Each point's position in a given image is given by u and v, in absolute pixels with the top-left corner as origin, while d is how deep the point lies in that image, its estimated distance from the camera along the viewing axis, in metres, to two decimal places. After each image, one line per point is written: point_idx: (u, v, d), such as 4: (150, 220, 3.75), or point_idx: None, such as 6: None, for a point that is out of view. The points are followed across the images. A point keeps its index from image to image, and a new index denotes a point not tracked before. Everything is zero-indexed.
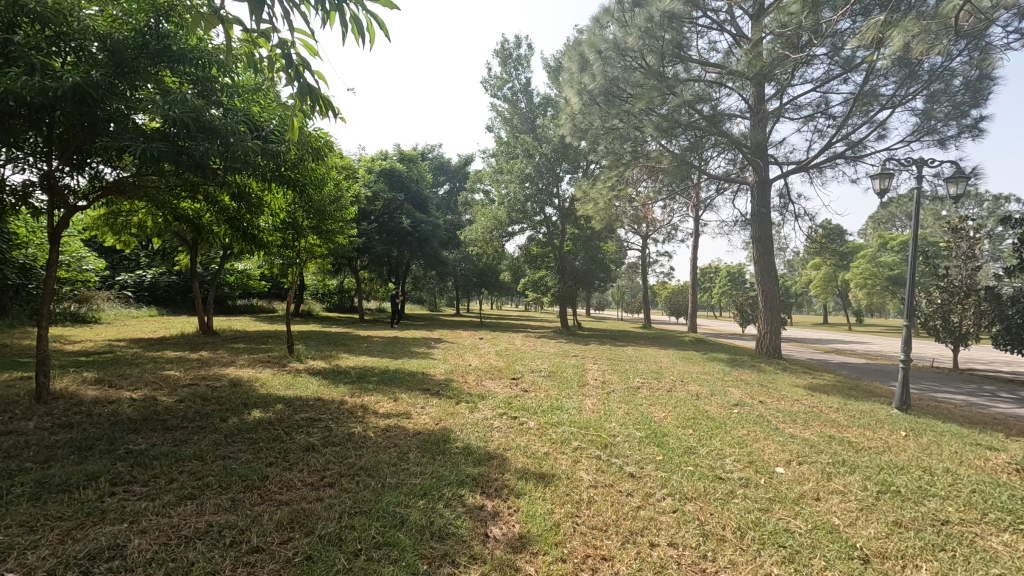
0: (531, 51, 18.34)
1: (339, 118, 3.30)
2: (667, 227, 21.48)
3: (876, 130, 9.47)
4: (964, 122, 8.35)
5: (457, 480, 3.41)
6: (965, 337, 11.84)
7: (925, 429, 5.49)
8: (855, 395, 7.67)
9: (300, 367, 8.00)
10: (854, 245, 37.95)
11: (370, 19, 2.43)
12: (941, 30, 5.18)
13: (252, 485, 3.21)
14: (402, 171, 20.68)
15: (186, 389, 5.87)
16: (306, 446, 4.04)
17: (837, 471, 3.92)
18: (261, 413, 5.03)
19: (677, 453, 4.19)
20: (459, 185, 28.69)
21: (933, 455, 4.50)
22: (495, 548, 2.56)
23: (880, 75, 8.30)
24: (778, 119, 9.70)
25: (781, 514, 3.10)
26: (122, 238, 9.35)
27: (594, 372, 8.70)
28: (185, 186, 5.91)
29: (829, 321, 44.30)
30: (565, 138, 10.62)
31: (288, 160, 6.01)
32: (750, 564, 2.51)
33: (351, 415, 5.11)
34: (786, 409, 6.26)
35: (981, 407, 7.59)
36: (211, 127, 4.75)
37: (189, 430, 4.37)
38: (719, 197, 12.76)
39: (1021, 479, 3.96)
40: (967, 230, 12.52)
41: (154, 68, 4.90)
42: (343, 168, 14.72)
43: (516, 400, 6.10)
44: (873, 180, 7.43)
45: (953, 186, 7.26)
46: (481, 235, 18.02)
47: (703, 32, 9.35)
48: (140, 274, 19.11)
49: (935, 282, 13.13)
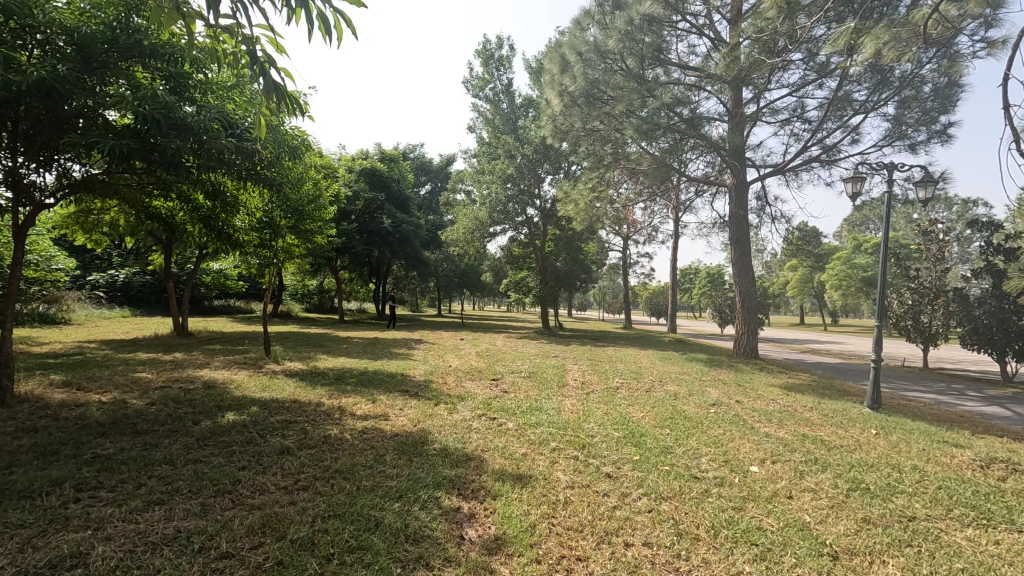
0: (513, 52, 18.32)
1: (308, 114, 3.24)
2: (648, 228, 21.63)
3: (850, 134, 9.68)
4: (934, 128, 8.60)
5: (434, 482, 3.38)
6: (934, 337, 12.11)
7: (895, 427, 5.61)
8: (829, 395, 7.78)
9: (276, 368, 7.89)
10: (829, 248, 38.79)
11: (337, 16, 2.38)
12: (911, 37, 5.29)
13: (223, 489, 3.15)
14: (383, 170, 20.50)
15: (158, 392, 5.74)
16: (280, 448, 3.98)
17: (810, 469, 3.99)
18: (235, 415, 4.95)
19: (654, 453, 4.22)
20: (441, 185, 28.54)
21: (902, 453, 4.60)
22: (470, 551, 2.55)
23: (853, 81, 8.48)
24: (755, 123, 9.84)
25: (754, 513, 3.14)
26: (92, 238, 9.13)
27: (574, 373, 8.73)
28: (158, 183, 5.79)
29: (805, 321, 45.33)
30: (546, 139, 10.65)
31: (264, 158, 5.92)
32: (723, 563, 2.54)
33: (327, 417, 5.06)
34: (762, 409, 6.34)
35: (950, 406, 7.78)
36: (184, 124, 4.64)
37: (160, 434, 4.27)
38: (698, 199, 12.91)
39: (984, 476, 4.07)
40: (937, 232, 12.80)
41: (125, 63, 4.78)
42: (322, 168, 14.55)
43: (495, 401, 6.10)
44: (846, 184, 7.58)
45: (922, 190, 7.44)
46: (462, 235, 17.97)
47: (682, 36, 9.43)
48: (113, 274, 18.68)
49: (906, 282, 13.43)
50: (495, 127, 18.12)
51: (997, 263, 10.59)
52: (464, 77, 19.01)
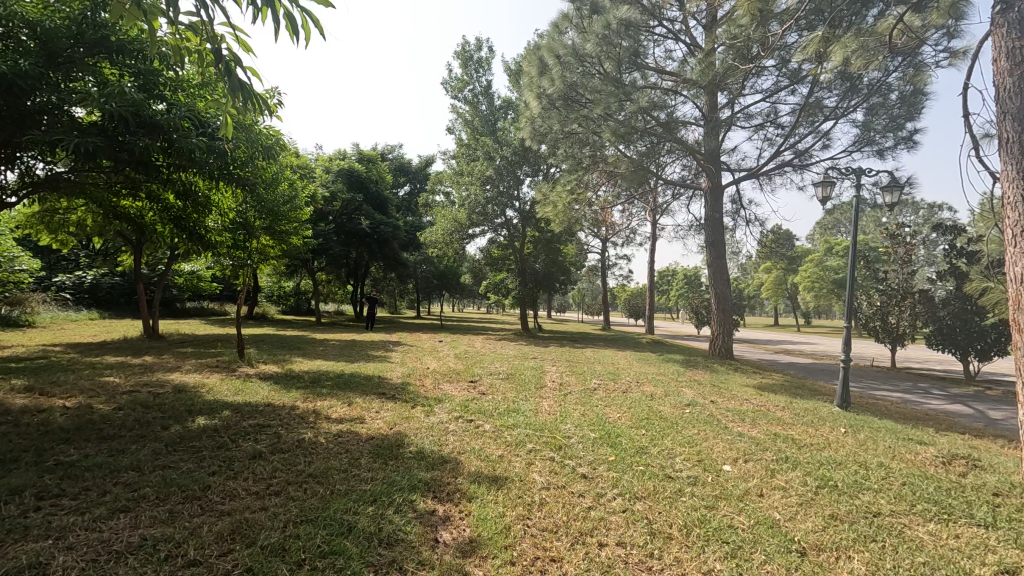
0: (492, 53, 18.33)
1: (274, 113, 3.18)
2: (626, 230, 21.87)
3: (821, 140, 9.90)
4: (900, 134, 8.87)
5: (409, 485, 3.36)
6: (901, 337, 12.46)
7: (863, 425, 5.77)
8: (800, 394, 7.95)
9: (250, 371, 7.74)
10: (801, 250, 39.64)
11: (304, 17, 2.36)
12: (878, 46, 5.46)
13: (192, 496, 3.09)
14: (361, 171, 20.31)
15: (126, 396, 5.60)
16: (253, 453, 3.92)
17: (780, 467, 4.07)
18: (206, 420, 4.84)
19: (630, 453, 4.26)
20: (420, 186, 28.35)
21: (869, 450, 4.73)
22: (444, 554, 2.54)
23: (824, 88, 8.67)
24: (730, 127, 9.99)
25: (726, 511, 3.19)
26: (58, 237, 8.88)
27: (552, 374, 8.79)
28: (126, 182, 5.65)
29: (779, 321, 46.32)
30: (524, 141, 10.69)
31: (235, 158, 5.81)
32: (694, 561, 2.58)
33: (302, 420, 4.99)
34: (736, 408, 6.45)
35: (915, 404, 8.02)
36: (154, 122, 4.55)
37: (127, 439, 4.16)
38: (675, 201, 13.09)
39: (946, 472, 4.21)
40: (904, 236, 13.16)
41: (92, 58, 4.67)
42: (298, 168, 14.37)
43: (472, 403, 6.09)
44: (816, 188, 7.77)
45: (888, 195, 7.65)
46: (441, 237, 17.90)
47: (659, 41, 9.54)
48: (80, 275, 18.18)
49: (875, 284, 13.76)
50: (474, 129, 18.14)
51: (959, 266, 10.96)
52: (443, 78, 18.94)
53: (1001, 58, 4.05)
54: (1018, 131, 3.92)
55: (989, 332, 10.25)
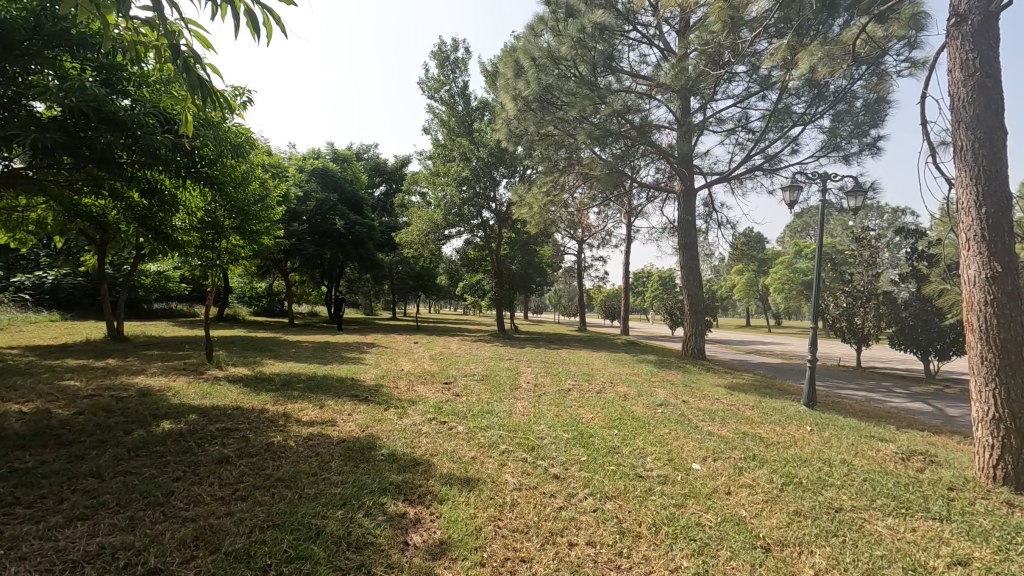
0: (469, 54, 18.32)
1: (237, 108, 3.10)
2: (602, 232, 22.00)
3: (790, 145, 10.15)
4: (865, 140, 9.15)
5: (380, 488, 3.33)
6: (866, 337, 12.84)
7: (828, 423, 5.93)
8: (769, 393, 8.13)
9: (219, 374, 7.57)
10: (772, 252, 40.55)
11: (267, 14, 2.28)
12: (842, 55, 5.60)
13: (154, 502, 3.01)
14: (336, 171, 20.10)
15: (86, 400, 5.42)
16: (219, 457, 3.83)
17: (748, 465, 4.15)
18: (171, 423, 4.73)
19: (601, 453, 4.30)
20: (395, 186, 28.03)
21: (833, 448, 4.86)
22: (413, 556, 2.52)
23: (792, 94, 8.90)
24: (703, 131, 10.17)
25: (694, 509, 3.24)
26: (17, 236, 8.58)
27: (527, 374, 8.83)
28: (87, 180, 5.46)
29: (750, 322, 47.32)
30: (500, 142, 10.69)
31: (203, 156, 5.67)
32: (662, 559, 2.61)
33: (272, 424, 4.89)
34: (707, 408, 6.56)
35: (879, 402, 8.26)
36: (116, 118, 4.40)
37: (87, 445, 4.03)
38: (649, 204, 13.28)
39: (905, 468, 4.35)
40: (869, 239, 13.55)
41: (51, 51, 4.51)
42: (269, 167, 14.11)
43: (446, 405, 6.07)
44: (783, 192, 7.96)
45: (852, 200, 7.87)
46: (416, 237, 17.76)
47: (634, 45, 9.67)
48: (40, 276, 17.63)
49: (841, 285, 14.12)
50: (451, 129, 18.13)
51: (921, 268, 11.34)
52: (419, 78, 18.82)
53: (955, 68, 4.19)
54: (972, 139, 4.07)
55: (948, 333, 10.62)
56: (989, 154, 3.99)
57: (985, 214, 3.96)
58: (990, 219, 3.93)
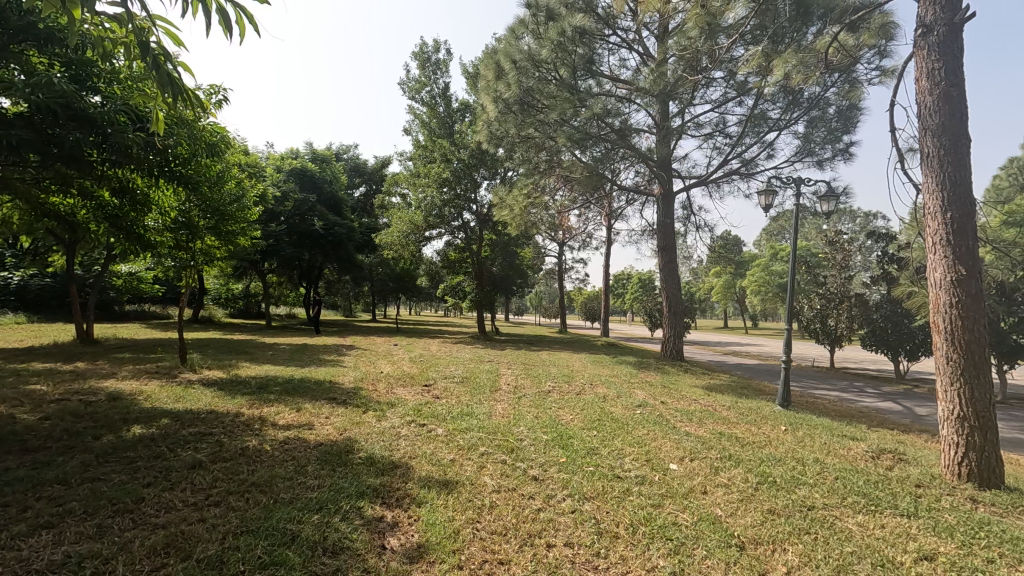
0: (450, 56, 18.28)
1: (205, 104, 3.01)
2: (583, 234, 22.14)
3: (765, 150, 10.34)
4: (838, 146, 9.36)
5: (357, 492, 3.30)
6: (839, 338, 13.14)
7: (801, 422, 6.05)
8: (746, 394, 8.26)
9: (193, 377, 7.40)
10: (749, 255, 41.23)
11: (240, 13, 2.24)
12: (815, 63, 5.71)
13: (123, 509, 2.93)
14: (315, 171, 19.89)
15: (54, 405, 5.27)
16: (192, 462, 3.75)
17: (724, 465, 4.21)
18: (142, 428, 4.62)
19: (580, 454, 4.32)
20: (375, 187, 27.79)
21: (806, 447, 4.96)
22: (391, 560, 2.50)
23: (768, 101, 9.07)
24: (681, 135, 10.29)
25: (671, 509, 3.28)
26: None
27: (508, 376, 8.83)
28: (56, 179, 5.30)
29: (728, 323, 47.90)
30: (480, 144, 10.69)
31: (176, 155, 5.56)
32: (639, 559, 2.64)
33: (246, 428, 4.81)
34: (684, 409, 6.65)
35: (851, 402, 8.44)
36: (86, 116, 4.28)
37: (53, 451, 3.92)
38: (629, 207, 13.39)
39: (875, 466, 4.47)
40: (841, 242, 13.88)
41: (18, 45, 4.37)
42: (246, 167, 13.85)
43: (426, 407, 6.04)
44: (759, 196, 8.10)
45: (825, 205, 8.04)
46: (397, 239, 17.64)
47: (614, 49, 9.76)
48: (5, 277, 17.07)
49: (815, 288, 14.41)
50: (431, 130, 18.05)
51: (891, 271, 11.64)
52: (400, 78, 18.74)
53: (922, 78, 4.32)
54: (938, 146, 4.19)
55: (917, 334, 10.93)
56: (953, 161, 4.12)
57: (950, 218, 4.09)
58: (955, 223, 4.06)
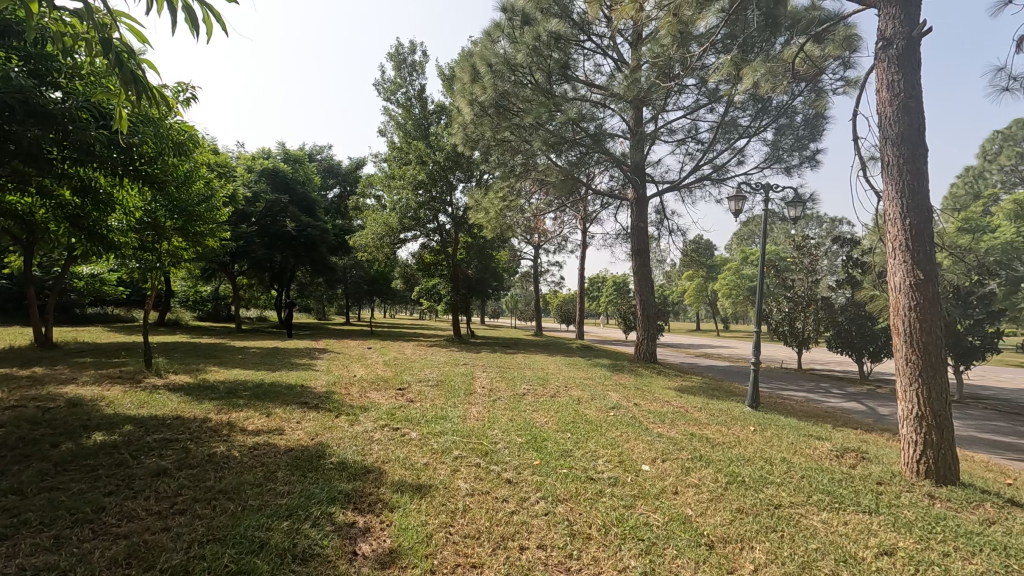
0: (426, 58, 18.19)
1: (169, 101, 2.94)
2: (558, 237, 22.24)
3: (736, 156, 10.57)
4: (805, 154, 9.64)
5: (328, 497, 3.25)
6: (807, 340, 13.48)
7: (770, 423, 6.19)
8: (717, 396, 8.40)
9: (158, 382, 7.20)
10: (721, 259, 42.01)
11: (208, 13, 2.21)
12: (783, 73, 5.87)
13: (83, 519, 2.83)
14: (286, 171, 19.73)
15: (8, 412, 5.06)
16: (156, 469, 3.65)
17: (695, 466, 4.28)
18: (104, 435, 4.47)
19: (554, 457, 4.34)
20: (349, 189, 27.45)
21: (774, 447, 5.07)
22: (362, 566, 2.48)
23: (738, 108, 9.28)
24: (654, 141, 10.45)
25: (642, 509, 3.32)
26: None
27: (483, 379, 8.81)
28: (12, 177, 5.10)
29: (700, 326, 48.61)
30: (456, 146, 10.68)
31: (142, 154, 5.42)
32: (611, 559, 2.66)
33: (214, 434, 4.69)
34: (657, 410, 6.72)
35: (818, 403, 8.68)
36: (47, 112, 4.13)
37: (7, 460, 3.76)
38: (604, 211, 13.52)
39: (839, 464, 4.60)
40: (809, 247, 14.24)
41: None
42: (216, 167, 13.54)
43: (399, 411, 5.98)
44: (729, 201, 8.28)
45: (792, 210, 8.25)
46: (371, 241, 17.44)
47: (589, 55, 9.87)
48: None
49: (783, 291, 14.76)
50: (407, 132, 17.94)
51: (855, 274, 11.99)
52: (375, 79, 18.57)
53: (882, 89, 4.48)
54: (897, 155, 4.36)
55: (879, 336, 11.29)
56: (911, 170, 4.28)
57: (909, 225, 4.24)
58: (913, 230, 4.22)
